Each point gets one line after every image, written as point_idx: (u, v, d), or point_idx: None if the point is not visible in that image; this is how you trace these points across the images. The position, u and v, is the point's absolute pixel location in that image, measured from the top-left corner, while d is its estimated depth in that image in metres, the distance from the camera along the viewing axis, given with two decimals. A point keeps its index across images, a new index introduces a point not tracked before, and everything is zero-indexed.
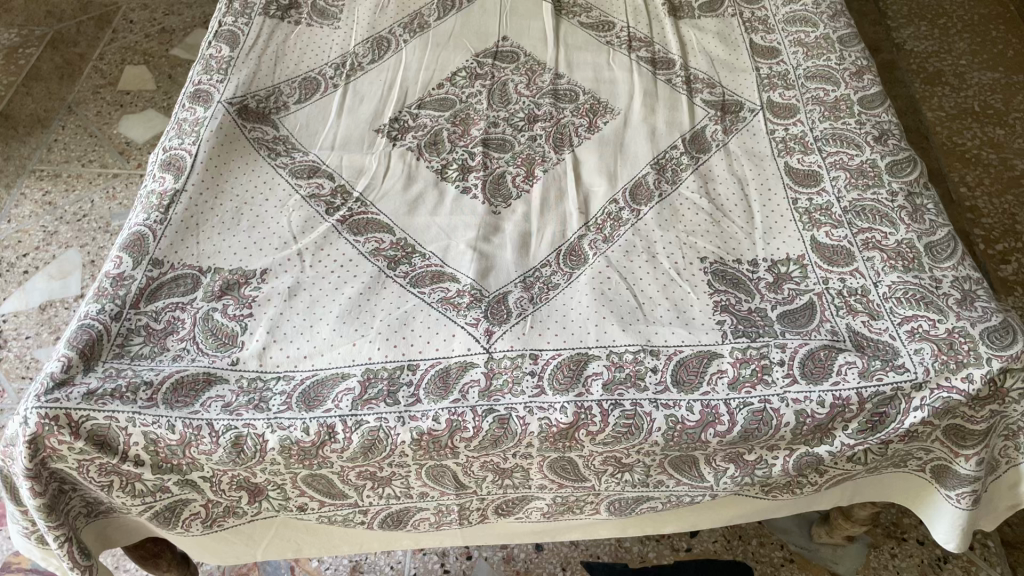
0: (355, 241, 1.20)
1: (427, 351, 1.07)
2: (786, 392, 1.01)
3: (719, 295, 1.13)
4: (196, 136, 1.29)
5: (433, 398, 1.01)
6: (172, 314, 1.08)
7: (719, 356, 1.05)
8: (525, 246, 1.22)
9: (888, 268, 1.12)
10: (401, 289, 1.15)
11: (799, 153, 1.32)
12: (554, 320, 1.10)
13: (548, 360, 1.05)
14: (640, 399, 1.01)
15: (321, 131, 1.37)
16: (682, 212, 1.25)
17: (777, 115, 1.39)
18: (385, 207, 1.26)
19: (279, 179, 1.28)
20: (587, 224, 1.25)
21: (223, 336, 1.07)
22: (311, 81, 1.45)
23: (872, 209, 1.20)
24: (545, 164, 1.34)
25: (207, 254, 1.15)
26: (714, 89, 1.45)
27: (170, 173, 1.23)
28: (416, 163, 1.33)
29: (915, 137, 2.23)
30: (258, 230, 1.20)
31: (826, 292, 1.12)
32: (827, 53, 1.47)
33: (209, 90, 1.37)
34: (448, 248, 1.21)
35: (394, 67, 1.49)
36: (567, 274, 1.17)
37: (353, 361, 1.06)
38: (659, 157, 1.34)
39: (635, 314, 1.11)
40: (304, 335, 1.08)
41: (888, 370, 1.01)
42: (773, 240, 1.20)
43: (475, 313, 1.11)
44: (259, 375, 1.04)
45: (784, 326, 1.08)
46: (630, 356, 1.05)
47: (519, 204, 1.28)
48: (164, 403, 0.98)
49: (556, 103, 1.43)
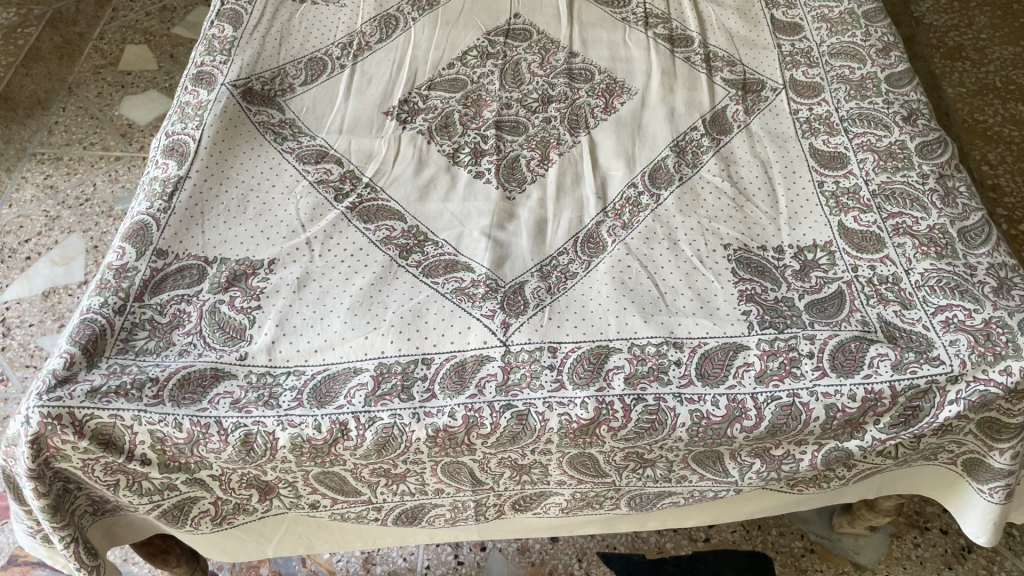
0: (365, 230, 1.16)
1: (442, 344, 1.03)
2: (816, 385, 0.97)
3: (743, 284, 1.09)
4: (200, 121, 1.24)
5: (449, 393, 0.98)
6: (177, 307, 1.04)
7: (745, 349, 1.01)
8: (541, 233, 1.17)
9: (920, 255, 1.08)
10: (414, 279, 1.10)
11: (824, 134, 1.27)
12: (573, 311, 1.06)
13: (567, 353, 1.01)
14: (663, 394, 0.98)
15: (328, 114, 1.32)
16: (704, 197, 1.20)
17: (800, 94, 1.34)
18: (396, 194, 1.22)
19: (286, 165, 1.23)
20: (605, 210, 1.20)
21: (231, 330, 1.03)
22: (317, 62, 1.40)
23: (902, 193, 1.15)
24: (560, 147, 1.29)
25: (212, 243, 1.11)
26: (734, 68, 1.40)
27: (173, 159, 1.19)
28: (428, 147, 1.29)
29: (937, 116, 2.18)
30: (265, 218, 1.15)
31: (855, 280, 1.08)
32: (852, 28, 1.41)
33: (211, 72, 1.33)
34: (461, 236, 1.17)
35: (402, 47, 1.44)
36: (586, 262, 1.13)
37: (366, 355, 1.02)
38: (679, 138, 1.29)
39: (657, 304, 1.06)
40: (313, 328, 1.04)
41: (923, 362, 0.97)
42: (799, 225, 1.16)
43: (491, 304, 1.07)
44: (268, 370, 1.00)
45: (812, 317, 1.04)
46: (653, 349, 1.01)
47: (534, 189, 1.24)
48: (171, 401, 0.95)
49: (571, 83, 1.39)
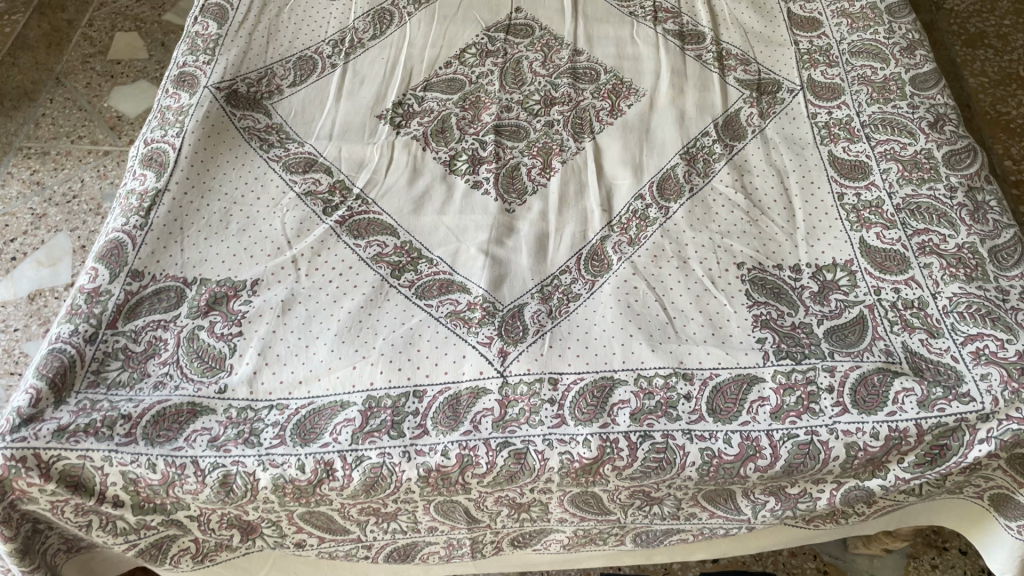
0: (355, 246, 1.09)
1: (435, 375, 0.96)
2: (836, 423, 0.91)
3: (758, 307, 1.01)
4: (180, 128, 1.17)
5: (442, 429, 0.92)
6: (153, 334, 0.97)
7: (760, 381, 0.94)
8: (542, 250, 1.10)
9: (948, 277, 1.00)
10: (406, 301, 1.03)
11: (844, 141, 1.19)
12: (576, 337, 0.99)
13: (569, 385, 0.95)
14: (671, 431, 0.91)
15: (317, 118, 1.25)
16: (715, 210, 1.13)
17: (819, 96, 1.26)
18: (388, 206, 1.15)
19: (272, 175, 1.16)
20: (611, 224, 1.13)
21: (210, 360, 0.96)
22: (307, 61, 1.32)
23: (928, 207, 1.08)
24: (563, 154, 1.21)
25: (192, 262, 1.04)
26: (748, 67, 1.32)
27: (151, 170, 1.12)
28: (423, 154, 1.21)
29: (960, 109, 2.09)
30: (249, 234, 1.08)
31: (878, 305, 1.01)
32: (874, 24, 1.33)
33: (194, 73, 1.25)
34: (457, 253, 1.10)
35: (397, 44, 1.36)
36: (590, 282, 1.06)
37: (353, 386, 0.95)
38: (690, 145, 1.22)
39: (666, 331, 0.99)
40: (298, 356, 0.97)
41: (952, 399, 0.90)
42: (817, 242, 1.09)
43: (488, 330, 1.00)
44: (249, 404, 0.93)
45: (832, 345, 0.97)
46: (661, 382, 0.94)
47: (535, 201, 1.16)
48: (144, 439, 0.88)
49: (576, 83, 1.31)
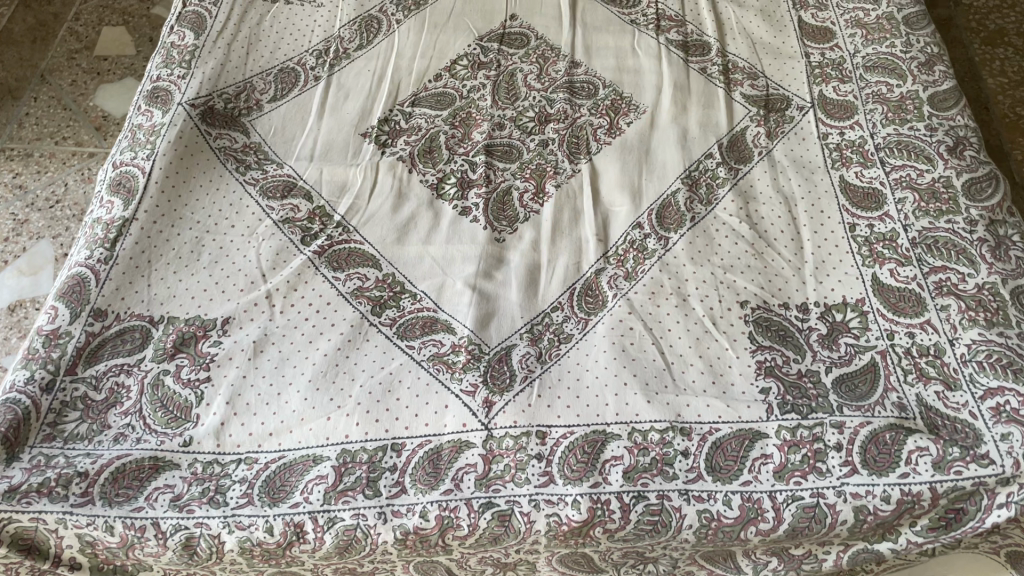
0: (334, 280, 1.03)
1: (414, 426, 0.90)
2: (844, 484, 0.84)
3: (762, 352, 0.94)
4: (151, 150, 1.10)
5: (421, 488, 0.86)
6: (114, 380, 0.91)
7: (763, 437, 0.88)
8: (533, 283, 1.03)
9: (967, 321, 0.94)
10: (387, 341, 0.97)
11: (857, 165, 1.12)
12: (566, 385, 0.92)
13: (558, 440, 0.88)
14: (666, 491, 0.85)
15: (298, 136, 1.18)
16: (718, 241, 1.06)
17: (831, 114, 1.19)
18: (371, 234, 1.08)
19: (248, 201, 1.09)
20: (607, 255, 1.06)
21: (174, 409, 0.90)
22: (288, 73, 1.25)
23: (947, 242, 1.01)
24: (557, 177, 1.14)
25: (159, 298, 0.98)
26: (756, 81, 1.24)
27: (118, 197, 1.05)
28: (409, 177, 1.14)
29: (970, 107, 1.96)
30: (221, 267, 1.02)
31: (890, 351, 0.94)
32: (890, 37, 1.25)
33: (168, 89, 1.19)
34: (443, 287, 1.03)
35: (384, 55, 1.29)
36: (583, 321, 0.99)
37: (327, 439, 0.89)
38: (692, 168, 1.14)
39: (663, 379, 0.92)
40: (269, 405, 0.91)
41: (969, 461, 0.84)
42: (826, 278, 1.02)
43: (472, 377, 0.93)
44: (216, 458, 0.87)
45: (841, 398, 0.90)
46: (657, 437, 0.88)
47: (527, 229, 1.09)
48: (101, 499, 0.83)
49: (572, 98, 1.24)
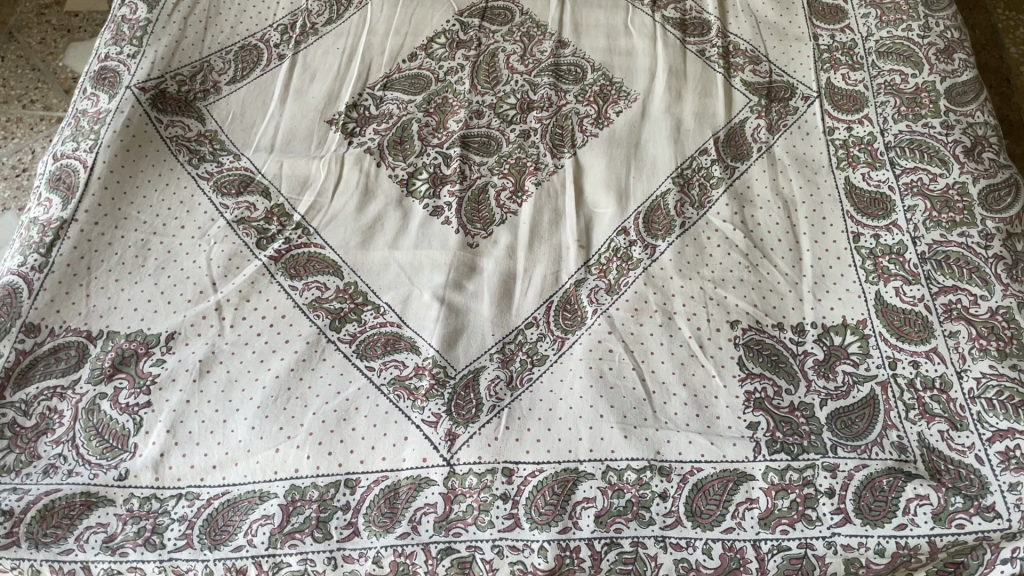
0: (291, 289, 0.95)
1: (370, 461, 0.82)
2: (835, 535, 0.76)
3: (752, 382, 0.86)
4: (95, 141, 1.02)
5: (375, 530, 0.78)
6: (46, 405, 0.84)
7: (749, 480, 0.80)
8: (506, 296, 0.95)
9: (976, 351, 0.85)
10: (344, 362, 0.89)
11: (864, 166, 1.03)
12: (537, 416, 0.85)
13: (525, 479, 0.81)
14: (641, 538, 0.77)
15: (258, 123, 1.09)
16: (709, 251, 0.97)
17: (839, 106, 1.09)
18: (332, 237, 0.99)
19: (199, 197, 1.00)
20: (588, 264, 0.98)
21: (110, 438, 0.83)
22: (250, 51, 1.15)
23: (959, 258, 0.92)
24: (538, 174, 1.05)
25: (99, 310, 0.90)
26: (758, 66, 1.14)
27: (57, 194, 0.97)
28: (376, 171, 1.05)
29: (982, 74, 1.73)
30: (167, 274, 0.94)
31: (892, 383, 0.86)
32: (908, 19, 1.14)
33: (116, 69, 1.09)
34: (408, 299, 0.95)
35: (355, 31, 1.19)
36: (559, 340, 0.91)
37: (276, 474, 0.82)
38: (684, 166, 1.05)
39: (643, 411, 0.84)
40: (213, 435, 0.84)
41: (973, 514, 0.76)
42: (826, 296, 0.93)
43: (435, 406, 0.86)
44: (154, 494, 0.80)
45: (836, 437, 0.82)
46: (633, 477, 0.80)
47: (502, 233, 1.01)
48: (27, 540, 0.77)
49: (558, 83, 1.14)
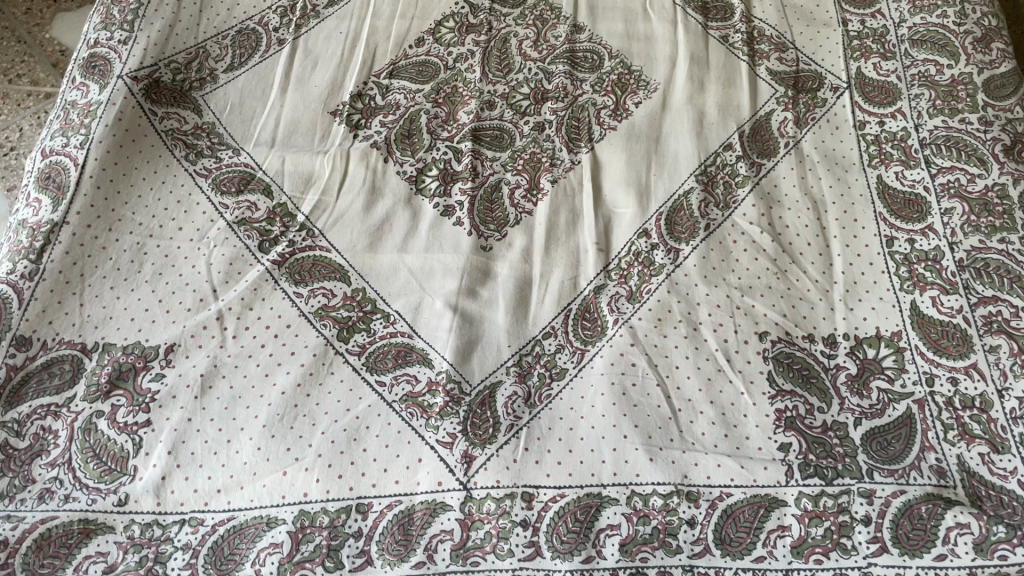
0: (296, 297, 0.90)
1: (383, 484, 0.78)
2: (871, 565, 0.73)
3: (783, 399, 0.82)
4: (85, 135, 0.96)
5: (389, 559, 0.74)
6: (40, 425, 0.80)
7: (781, 506, 0.76)
8: (523, 303, 0.91)
9: (1018, 368, 0.81)
10: (353, 375, 0.85)
11: (898, 164, 0.98)
12: (558, 436, 0.81)
13: (546, 504, 0.77)
14: (668, 568, 0.74)
15: (257, 115, 1.03)
16: (736, 256, 0.92)
17: (870, 99, 1.03)
18: (339, 239, 0.94)
19: (198, 196, 0.95)
20: (608, 269, 0.93)
21: (109, 460, 0.79)
22: (248, 36, 1.09)
23: (999, 266, 0.88)
24: (553, 171, 1.00)
25: (93, 321, 0.86)
26: (785, 54, 1.08)
27: (47, 194, 0.92)
28: (384, 167, 1.00)
29: None
30: (165, 280, 0.89)
31: (929, 401, 0.82)
32: (943, 5, 1.09)
33: (106, 57, 1.03)
34: (420, 307, 0.90)
35: (359, 13, 1.13)
36: (578, 352, 0.87)
37: (284, 498, 0.77)
38: (708, 162, 1.00)
39: (669, 431, 0.80)
40: (217, 456, 0.79)
41: (1016, 545, 0.72)
42: (858, 305, 0.89)
43: (451, 425, 0.81)
44: (156, 520, 0.76)
45: (871, 460, 0.79)
46: (659, 503, 0.76)
47: (517, 234, 0.96)
48: (23, 572, 0.73)
49: (573, 72, 1.08)
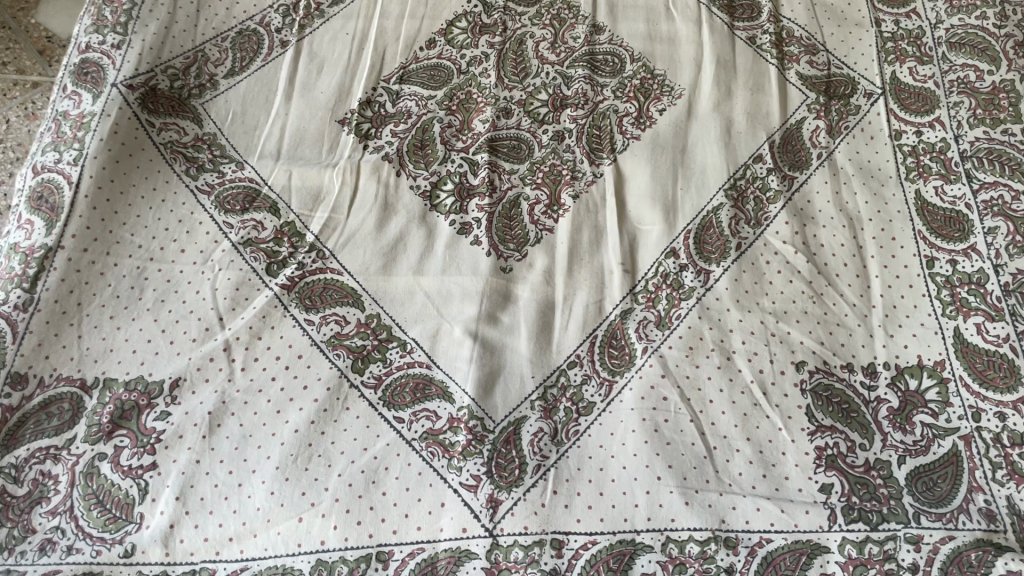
0: (307, 325, 0.85)
1: (404, 530, 0.74)
2: None
3: (822, 436, 0.79)
4: (79, 150, 0.90)
5: None
6: (39, 470, 0.75)
7: (824, 552, 0.72)
8: (546, 330, 0.86)
9: None
10: (370, 411, 0.80)
11: (937, 178, 0.93)
12: (588, 478, 0.77)
13: (577, 552, 0.73)
14: None
15: (261, 124, 0.97)
16: (769, 278, 0.88)
17: (906, 106, 0.98)
18: (351, 261, 0.89)
19: (200, 215, 0.90)
20: (635, 292, 0.88)
21: (113, 507, 0.74)
22: (249, 38, 1.03)
23: None
24: (575, 185, 0.95)
25: (93, 355, 0.81)
26: (816, 57, 1.03)
27: (39, 215, 0.86)
28: (396, 182, 0.94)
29: None
30: (168, 308, 0.84)
31: (976, 437, 0.79)
32: (982, 6, 1.04)
33: (99, 62, 0.97)
34: (438, 334, 0.85)
35: (366, 13, 1.07)
36: (606, 384, 0.82)
37: (300, 547, 0.73)
38: (737, 175, 0.95)
39: (705, 472, 0.76)
40: (228, 501, 0.75)
41: None
42: (899, 331, 0.85)
43: (474, 467, 0.77)
44: (164, 571, 0.72)
45: (917, 502, 0.75)
46: (696, 551, 0.73)
47: (538, 255, 0.91)
48: None
49: (593, 76, 1.03)
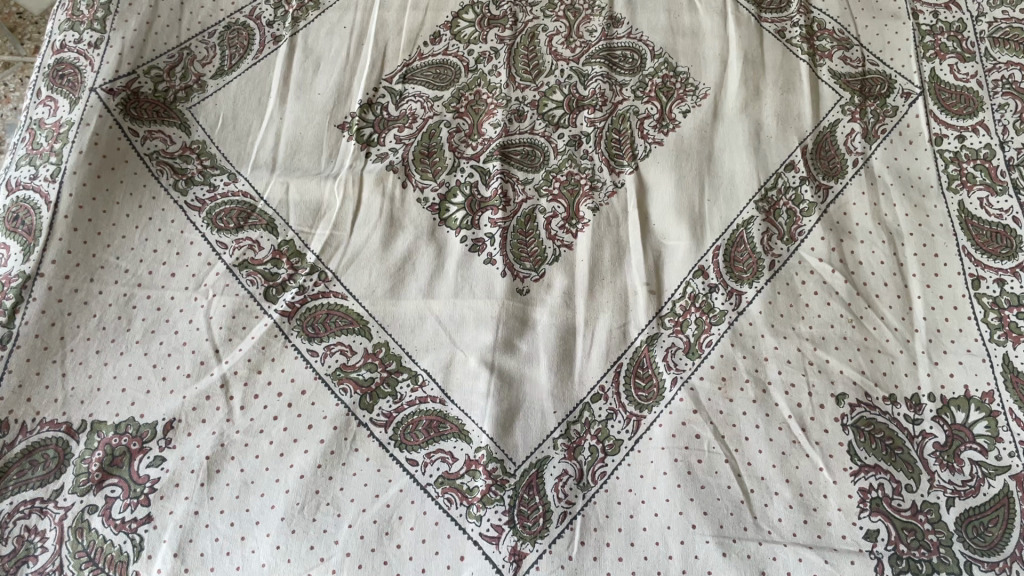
0: (309, 356, 0.79)
1: None
2: None
3: (866, 477, 0.73)
4: (57, 165, 0.83)
5: None
6: (24, 525, 0.69)
7: None
8: (568, 358, 0.80)
9: None
10: (380, 453, 0.74)
11: (981, 188, 0.88)
12: (618, 526, 0.71)
13: None
14: None
15: (254, 130, 0.90)
16: (805, 301, 0.82)
17: (948, 108, 0.92)
18: (355, 283, 0.83)
19: (191, 234, 0.83)
20: (661, 315, 0.82)
21: (106, 566, 0.68)
22: (238, 33, 0.95)
23: None
24: (594, 196, 0.88)
25: (79, 395, 0.74)
26: (849, 52, 0.96)
27: (15, 238, 0.79)
28: (402, 194, 0.88)
29: None
30: (159, 339, 0.78)
31: None
32: None
33: (75, 64, 0.90)
34: (451, 365, 0.79)
35: (364, 4, 0.99)
36: (633, 420, 0.77)
37: None
38: (768, 185, 0.89)
39: (742, 519, 0.71)
40: (230, 557, 0.68)
41: None
42: (945, 359, 0.79)
43: (495, 515, 0.72)
44: None
45: (968, 550, 0.70)
46: None
47: (557, 274, 0.85)
48: None
49: (611, 74, 0.95)
